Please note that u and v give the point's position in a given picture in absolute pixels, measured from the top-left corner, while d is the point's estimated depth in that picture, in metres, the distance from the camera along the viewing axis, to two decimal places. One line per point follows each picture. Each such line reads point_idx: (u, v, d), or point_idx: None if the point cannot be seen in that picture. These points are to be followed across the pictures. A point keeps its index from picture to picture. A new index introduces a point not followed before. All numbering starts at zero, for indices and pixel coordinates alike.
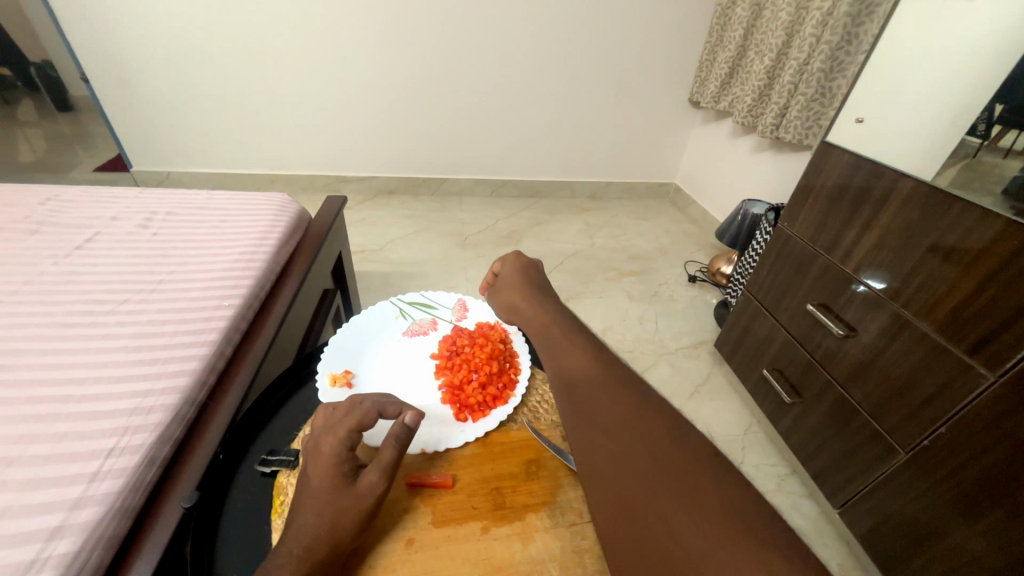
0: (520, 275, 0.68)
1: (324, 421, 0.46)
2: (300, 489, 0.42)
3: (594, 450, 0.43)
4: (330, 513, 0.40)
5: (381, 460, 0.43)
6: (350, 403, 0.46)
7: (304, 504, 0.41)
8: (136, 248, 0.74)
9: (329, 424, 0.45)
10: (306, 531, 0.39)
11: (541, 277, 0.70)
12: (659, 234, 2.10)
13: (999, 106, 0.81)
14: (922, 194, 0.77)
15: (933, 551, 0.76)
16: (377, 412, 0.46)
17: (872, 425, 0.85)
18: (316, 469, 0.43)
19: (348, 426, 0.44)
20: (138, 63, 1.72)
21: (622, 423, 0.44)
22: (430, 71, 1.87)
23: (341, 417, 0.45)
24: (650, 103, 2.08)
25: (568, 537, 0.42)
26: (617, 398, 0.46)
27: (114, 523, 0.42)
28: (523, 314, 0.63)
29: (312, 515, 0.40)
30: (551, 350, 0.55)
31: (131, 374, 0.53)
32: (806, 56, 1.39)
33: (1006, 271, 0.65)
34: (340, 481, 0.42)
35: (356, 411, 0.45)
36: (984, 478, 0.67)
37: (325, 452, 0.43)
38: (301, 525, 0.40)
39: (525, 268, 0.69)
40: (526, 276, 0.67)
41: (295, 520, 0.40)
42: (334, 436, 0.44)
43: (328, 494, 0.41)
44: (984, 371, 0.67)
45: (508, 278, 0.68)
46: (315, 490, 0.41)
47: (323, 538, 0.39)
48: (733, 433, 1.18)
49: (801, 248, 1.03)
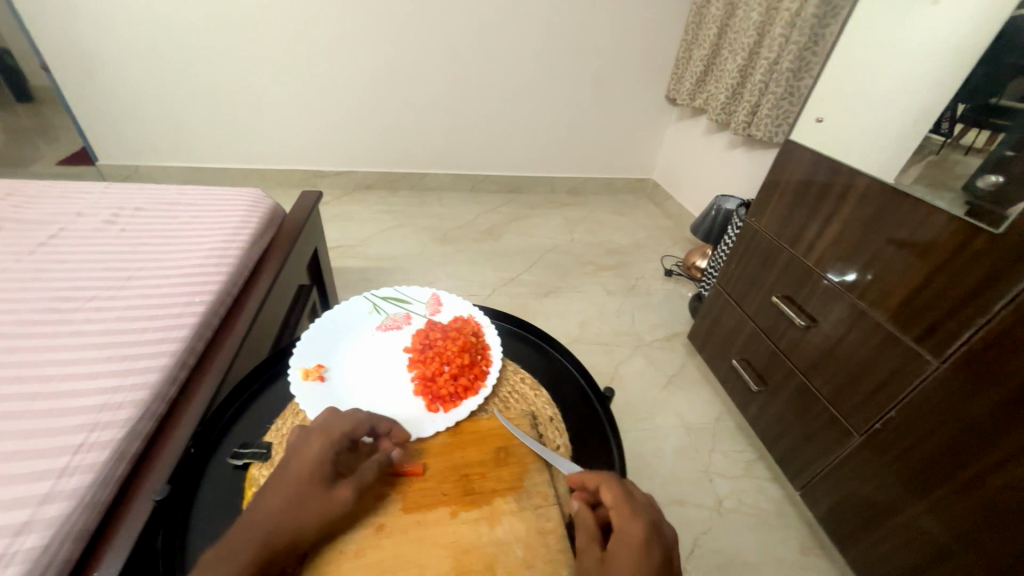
0: (653, 561, 0.38)
1: (322, 423, 0.47)
2: (275, 476, 0.42)
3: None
4: (300, 508, 0.40)
5: (362, 475, 0.44)
6: (350, 417, 0.48)
7: (276, 489, 0.41)
8: (103, 245, 0.73)
9: (327, 429, 0.46)
10: (269, 517, 0.39)
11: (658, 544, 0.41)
12: (635, 229, 2.15)
13: (962, 106, 0.84)
14: (875, 190, 0.81)
15: (885, 527, 0.80)
16: (368, 425, 0.49)
17: (830, 410, 0.90)
18: (298, 463, 0.43)
19: (343, 430, 0.46)
20: (102, 53, 1.66)
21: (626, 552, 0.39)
22: (407, 65, 1.86)
23: (342, 428, 0.46)
24: (627, 100, 2.11)
25: (533, 519, 0.44)
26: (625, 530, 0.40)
27: (82, 517, 0.42)
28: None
29: (281, 501, 0.40)
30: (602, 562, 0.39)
31: (100, 371, 0.53)
32: (775, 56, 1.44)
33: (951, 264, 0.69)
34: (318, 478, 0.42)
35: (351, 420, 0.47)
36: (931, 457, 0.72)
37: (315, 450, 0.44)
38: (265, 509, 0.40)
39: (663, 548, 0.40)
40: (661, 562, 0.39)
41: (262, 502, 0.40)
42: (327, 437, 0.45)
43: (304, 490, 0.41)
44: (929, 357, 0.72)
45: (609, 522, 0.42)
46: (292, 481, 0.42)
47: (285, 528, 0.39)
48: (705, 422, 1.22)
49: (768, 241, 1.07)
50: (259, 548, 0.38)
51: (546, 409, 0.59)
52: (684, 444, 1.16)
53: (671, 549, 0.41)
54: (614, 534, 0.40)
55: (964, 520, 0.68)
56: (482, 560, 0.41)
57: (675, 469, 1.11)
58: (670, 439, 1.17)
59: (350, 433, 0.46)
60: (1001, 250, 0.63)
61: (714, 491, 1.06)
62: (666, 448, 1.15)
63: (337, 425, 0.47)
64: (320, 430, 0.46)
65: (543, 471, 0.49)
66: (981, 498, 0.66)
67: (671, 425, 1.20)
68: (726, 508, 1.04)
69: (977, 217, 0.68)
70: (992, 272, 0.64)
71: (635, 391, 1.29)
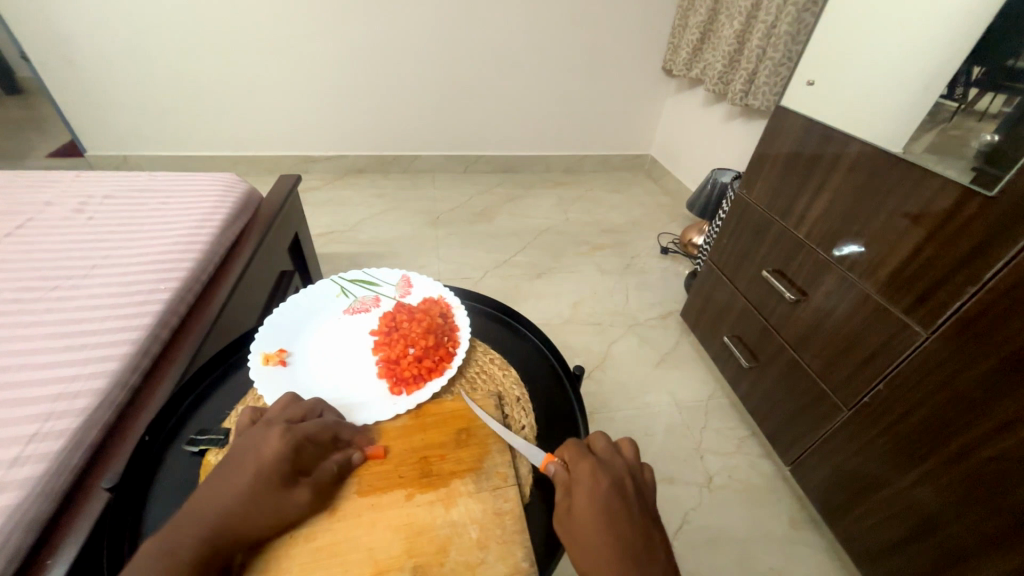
0: (618, 504, 0.43)
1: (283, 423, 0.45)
2: (228, 472, 0.41)
3: (572, 531, 0.43)
4: (250, 508, 0.39)
5: (319, 475, 0.43)
6: (315, 422, 0.47)
7: (227, 485, 0.40)
8: (68, 233, 0.72)
9: (288, 426, 0.45)
10: (217, 514, 0.38)
11: (624, 473, 0.47)
12: (632, 207, 2.10)
13: (978, 69, 0.74)
14: (867, 157, 0.77)
15: (872, 501, 0.79)
16: (333, 431, 0.48)
17: (820, 385, 0.88)
18: (252, 460, 0.42)
19: (305, 431, 0.45)
20: (80, 40, 1.62)
21: (599, 505, 0.43)
22: (392, 43, 1.80)
23: (305, 428, 0.45)
24: (622, 73, 2.04)
25: (490, 500, 0.45)
26: (598, 480, 0.45)
27: (34, 506, 0.43)
28: (576, 515, 0.43)
29: (231, 499, 0.39)
30: (576, 512, 0.44)
31: (58, 360, 0.53)
32: (773, 19, 1.37)
33: (943, 230, 0.66)
34: (273, 480, 0.41)
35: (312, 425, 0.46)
36: (919, 430, 0.70)
37: (271, 448, 0.42)
38: (214, 506, 0.39)
39: (637, 506, 0.44)
40: (634, 523, 0.43)
41: (211, 498, 0.39)
42: (289, 435, 0.43)
43: (256, 489, 0.40)
44: (919, 329, 0.70)
45: (581, 464, 0.46)
46: (245, 478, 0.40)
47: (233, 527, 0.38)
48: (698, 400, 1.21)
49: (759, 214, 1.03)
50: (203, 546, 0.37)
51: (514, 389, 0.62)
52: (676, 422, 1.15)
53: (645, 506, 0.45)
54: (588, 499, 0.43)
55: (955, 491, 0.66)
56: (435, 542, 0.41)
57: (666, 447, 1.10)
58: (661, 417, 1.16)
59: (312, 433, 0.45)
60: (995, 213, 0.60)
61: (705, 468, 1.05)
62: (657, 426, 1.14)
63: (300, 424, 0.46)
64: (280, 426, 0.44)
65: (506, 452, 0.50)
66: (967, 471, 0.64)
67: (663, 403, 1.19)
68: (716, 484, 1.03)
69: (978, 181, 0.63)
70: (985, 237, 0.61)
71: (627, 370, 1.28)
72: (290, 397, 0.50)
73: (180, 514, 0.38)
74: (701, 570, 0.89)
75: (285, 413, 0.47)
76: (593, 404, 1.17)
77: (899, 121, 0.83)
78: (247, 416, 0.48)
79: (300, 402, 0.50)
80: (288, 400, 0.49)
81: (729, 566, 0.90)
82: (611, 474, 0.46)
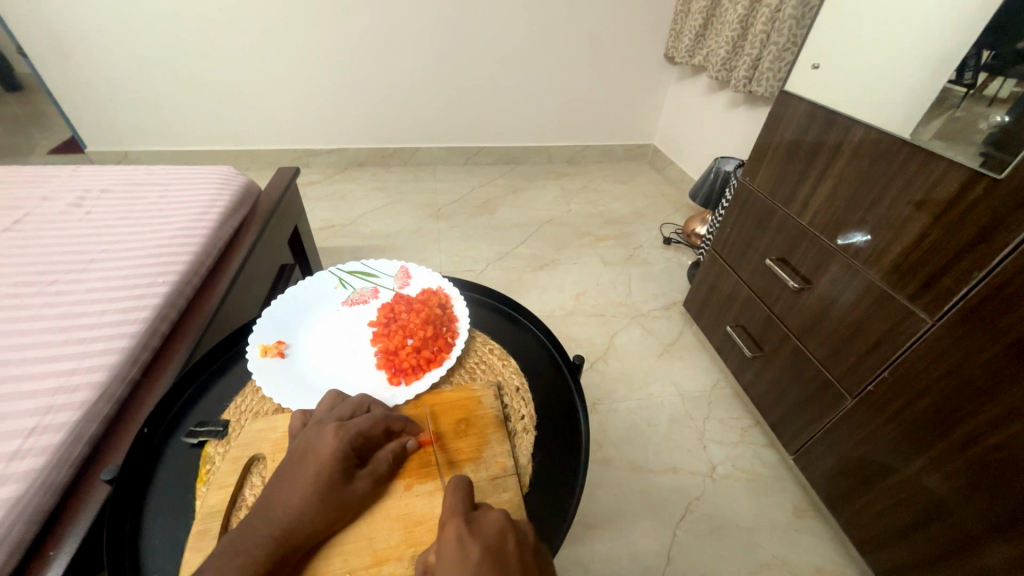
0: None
1: (335, 420, 0.48)
2: (290, 472, 0.44)
3: None
4: (316, 504, 0.42)
5: (376, 466, 0.46)
6: (365, 416, 0.49)
7: (292, 486, 0.42)
8: (67, 227, 0.72)
9: (341, 424, 0.47)
10: (287, 513, 0.41)
11: (497, 538, 0.38)
12: (635, 197, 2.08)
13: (987, 52, 0.68)
14: (871, 141, 0.76)
15: (879, 489, 0.78)
16: (385, 424, 0.50)
17: (824, 374, 0.87)
18: (311, 459, 0.44)
19: (358, 427, 0.47)
20: (76, 35, 1.61)
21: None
22: (390, 32, 1.77)
23: (356, 425, 0.47)
24: (623, 61, 2.01)
25: (490, 490, 0.48)
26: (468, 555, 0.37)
27: (36, 497, 0.44)
28: None
29: (300, 498, 0.42)
30: None
31: (56, 354, 0.53)
32: (777, 2, 1.34)
33: (949, 215, 0.64)
34: (337, 477, 0.43)
35: (365, 421, 0.48)
36: (925, 416, 0.69)
37: (327, 446, 0.44)
38: (283, 504, 0.41)
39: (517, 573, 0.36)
40: None
41: (278, 497, 0.42)
42: (343, 432, 0.46)
43: (320, 488, 0.42)
44: (924, 315, 0.69)
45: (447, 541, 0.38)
46: (309, 477, 0.43)
47: (305, 526, 0.41)
48: (701, 390, 1.20)
49: (762, 201, 1.02)
50: (277, 542, 0.39)
51: (513, 379, 0.63)
52: (679, 413, 1.14)
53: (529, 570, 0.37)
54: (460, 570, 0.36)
55: (964, 478, 0.65)
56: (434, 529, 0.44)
57: (668, 437, 1.09)
58: (664, 407, 1.15)
59: (364, 429, 0.47)
60: (1003, 196, 0.58)
61: (708, 457, 1.05)
62: (660, 417, 1.13)
63: (351, 420, 0.48)
64: (333, 424, 0.47)
65: (504, 442, 0.52)
66: (973, 459, 0.63)
67: (666, 394, 1.19)
68: (719, 474, 1.03)
69: (988, 163, 0.60)
70: (991, 221, 0.60)
71: (630, 361, 1.27)
72: (335, 395, 0.52)
73: (253, 511, 0.41)
74: (705, 559, 0.89)
75: (333, 411, 0.50)
76: (596, 395, 1.17)
77: (908, 103, 0.80)
78: (297, 418, 0.50)
79: (345, 400, 0.52)
80: (332, 398, 0.52)
81: (733, 555, 0.90)
82: (485, 539, 0.38)
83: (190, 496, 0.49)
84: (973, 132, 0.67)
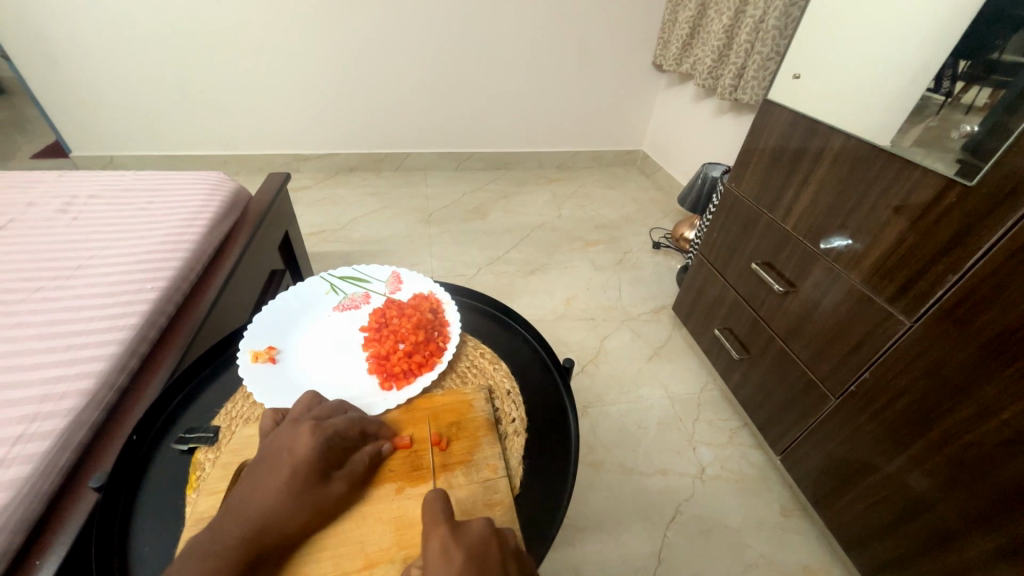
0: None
1: (310, 421, 0.48)
2: (262, 473, 0.44)
3: None
4: (292, 502, 0.42)
5: (353, 467, 0.47)
6: (343, 418, 0.49)
7: (266, 485, 0.43)
8: (52, 233, 0.71)
9: (318, 423, 0.47)
10: (262, 513, 0.41)
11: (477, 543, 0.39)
12: (625, 202, 2.10)
13: (963, 62, 0.71)
14: (850, 149, 0.78)
15: (861, 487, 0.80)
16: (359, 428, 0.50)
17: (808, 374, 0.89)
18: (286, 458, 0.44)
19: (335, 427, 0.47)
20: (60, 39, 1.59)
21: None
22: (379, 41, 1.79)
23: (333, 425, 0.48)
24: (612, 68, 2.04)
25: (482, 491, 0.48)
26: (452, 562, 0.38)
27: (23, 506, 0.43)
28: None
29: (273, 500, 0.42)
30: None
31: (43, 361, 0.53)
32: (761, 13, 1.37)
33: (925, 219, 0.67)
34: (312, 479, 0.44)
35: (341, 422, 0.48)
36: (904, 416, 0.71)
37: (303, 446, 0.45)
38: (254, 505, 0.41)
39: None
40: None
41: (251, 497, 0.42)
42: (318, 432, 0.46)
43: (292, 490, 0.43)
44: (904, 317, 0.71)
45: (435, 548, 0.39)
46: (282, 477, 0.43)
47: (270, 528, 0.41)
48: (690, 392, 1.22)
49: (747, 207, 1.04)
50: (250, 540, 0.40)
51: (504, 382, 0.63)
52: (669, 415, 1.16)
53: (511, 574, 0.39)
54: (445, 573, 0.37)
55: (943, 473, 0.66)
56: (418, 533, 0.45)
57: (658, 439, 1.10)
58: (655, 409, 1.17)
59: (341, 429, 0.48)
60: (977, 201, 0.60)
61: (698, 459, 1.06)
62: (650, 420, 1.14)
63: (328, 421, 0.48)
64: (309, 424, 0.47)
65: (494, 444, 0.53)
66: (952, 455, 0.65)
67: (656, 396, 1.20)
68: (708, 474, 1.04)
69: (961, 171, 0.63)
70: (963, 227, 0.62)
71: (620, 364, 1.29)
72: (312, 397, 0.52)
73: (226, 510, 0.41)
74: (695, 559, 0.90)
75: (310, 412, 0.50)
76: (587, 398, 1.18)
77: (886, 112, 0.83)
78: (269, 417, 0.50)
79: (322, 401, 0.52)
80: (309, 399, 0.52)
81: (722, 554, 0.91)
82: (469, 548, 0.39)
83: (178, 502, 0.49)
84: (947, 139, 0.70)
